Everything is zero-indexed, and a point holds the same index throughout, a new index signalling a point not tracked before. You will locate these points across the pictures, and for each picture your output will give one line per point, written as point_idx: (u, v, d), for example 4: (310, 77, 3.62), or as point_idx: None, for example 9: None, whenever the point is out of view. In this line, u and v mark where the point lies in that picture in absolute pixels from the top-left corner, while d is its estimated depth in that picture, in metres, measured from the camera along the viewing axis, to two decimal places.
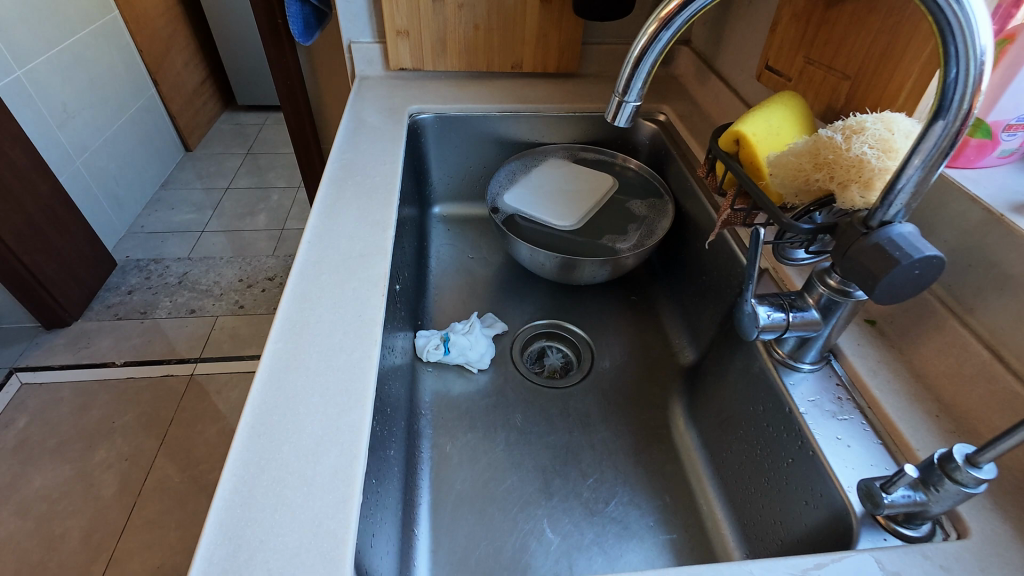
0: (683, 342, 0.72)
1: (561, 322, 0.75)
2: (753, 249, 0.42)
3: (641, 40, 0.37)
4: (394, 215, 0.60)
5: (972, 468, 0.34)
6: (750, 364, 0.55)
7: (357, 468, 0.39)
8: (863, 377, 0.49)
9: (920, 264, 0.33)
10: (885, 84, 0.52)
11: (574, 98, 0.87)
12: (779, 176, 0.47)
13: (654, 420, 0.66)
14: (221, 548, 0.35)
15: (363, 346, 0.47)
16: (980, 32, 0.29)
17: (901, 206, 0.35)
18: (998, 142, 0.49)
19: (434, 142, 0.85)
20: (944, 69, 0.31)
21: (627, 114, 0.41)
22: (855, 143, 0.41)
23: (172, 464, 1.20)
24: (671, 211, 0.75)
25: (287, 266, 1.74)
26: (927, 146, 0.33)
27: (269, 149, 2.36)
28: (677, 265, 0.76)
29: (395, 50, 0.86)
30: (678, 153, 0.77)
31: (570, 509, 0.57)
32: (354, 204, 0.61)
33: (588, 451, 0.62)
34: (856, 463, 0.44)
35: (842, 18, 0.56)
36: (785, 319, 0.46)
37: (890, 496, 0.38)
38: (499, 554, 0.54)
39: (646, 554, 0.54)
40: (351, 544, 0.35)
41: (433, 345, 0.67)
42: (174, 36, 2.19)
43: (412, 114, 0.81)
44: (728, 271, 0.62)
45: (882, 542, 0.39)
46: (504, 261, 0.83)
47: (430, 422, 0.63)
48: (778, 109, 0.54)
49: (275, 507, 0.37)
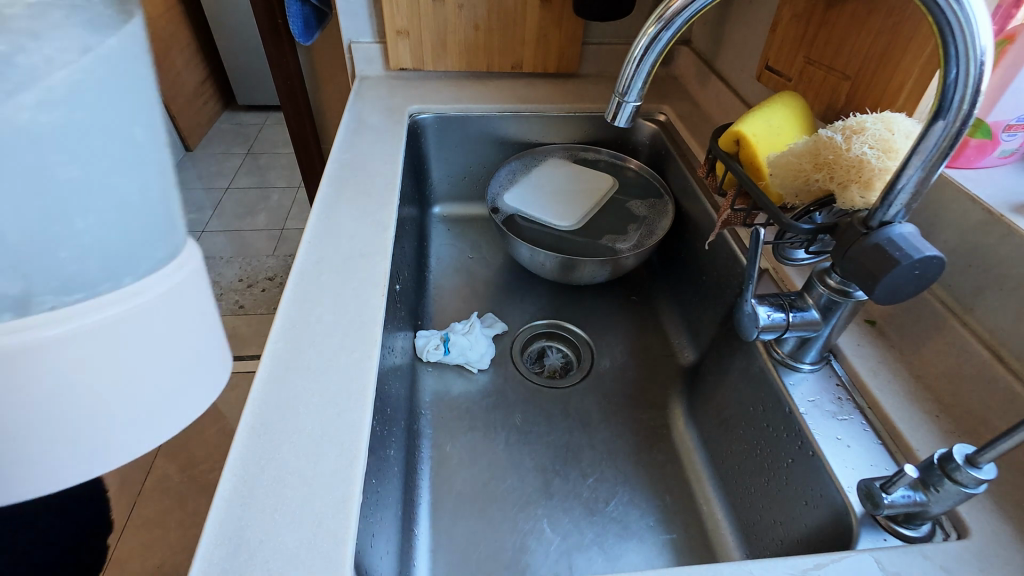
0: (683, 342, 0.71)
1: (561, 322, 0.75)
2: (753, 249, 0.42)
3: (644, 38, 0.37)
4: (393, 215, 0.60)
5: (972, 468, 0.34)
6: (749, 364, 0.55)
7: (357, 468, 0.39)
8: (863, 377, 0.49)
9: (921, 264, 0.33)
10: (886, 84, 0.52)
11: (574, 98, 0.87)
12: (779, 176, 0.47)
13: (654, 420, 0.66)
14: (222, 549, 0.35)
15: (364, 346, 0.47)
16: (980, 32, 0.29)
17: (901, 206, 0.35)
18: (998, 142, 0.49)
19: (434, 142, 0.85)
20: (944, 69, 0.31)
21: (627, 114, 0.41)
22: (855, 144, 0.41)
23: (172, 464, 1.20)
24: (671, 211, 0.75)
25: (287, 267, 1.74)
26: (927, 146, 0.33)
27: (269, 149, 2.36)
28: (677, 264, 0.75)
29: (395, 50, 0.86)
30: (678, 154, 0.77)
31: (570, 509, 0.57)
32: (354, 204, 0.61)
33: (588, 451, 0.62)
34: (856, 463, 0.44)
35: (842, 19, 0.56)
36: (785, 319, 0.46)
37: (890, 496, 0.38)
38: (499, 554, 0.54)
39: (646, 554, 0.54)
40: (351, 544, 0.35)
41: (433, 345, 0.67)
42: (174, 36, 2.19)
43: (412, 114, 0.81)
44: (728, 271, 0.62)
45: (882, 542, 0.39)
46: (504, 262, 0.83)
47: (430, 422, 0.63)
48: (779, 110, 0.54)
49: (275, 507, 0.37)
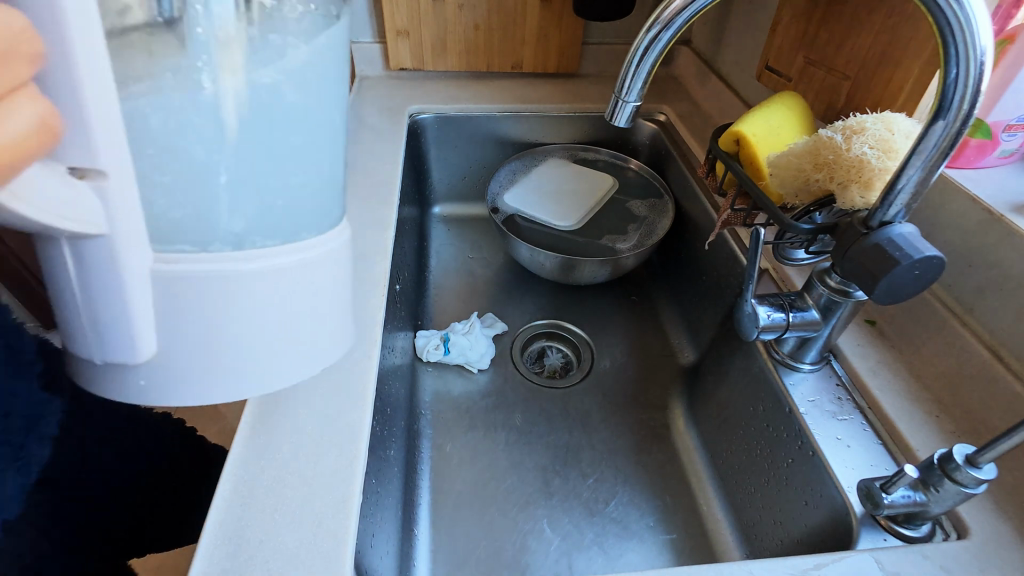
0: (683, 341, 0.71)
1: (561, 322, 0.75)
2: (753, 249, 0.42)
3: (643, 38, 0.37)
4: (394, 215, 0.60)
5: (972, 467, 0.34)
6: (749, 364, 0.55)
7: (357, 468, 0.39)
8: (863, 377, 0.49)
9: (920, 263, 0.33)
10: (886, 84, 0.52)
11: (574, 98, 0.87)
12: (779, 176, 0.47)
13: (654, 420, 0.66)
14: (221, 549, 0.35)
15: (364, 347, 0.47)
16: (979, 32, 0.29)
17: (901, 205, 0.35)
18: (998, 143, 0.49)
19: (434, 143, 0.85)
20: (944, 69, 0.31)
21: (627, 114, 0.41)
22: (855, 144, 0.41)
23: None
24: (670, 211, 0.75)
25: None
26: (927, 146, 0.33)
27: None
28: (677, 264, 0.75)
29: (395, 50, 0.86)
30: (678, 154, 0.77)
31: (570, 509, 0.57)
32: (355, 205, 0.61)
33: (588, 451, 0.62)
34: (856, 463, 0.44)
35: (842, 19, 0.56)
36: (785, 319, 0.46)
37: (890, 496, 0.38)
38: (499, 554, 0.54)
39: (646, 554, 0.55)
40: (352, 544, 0.35)
41: (433, 345, 0.67)
42: None
43: (412, 114, 0.81)
44: (728, 271, 0.62)
45: (882, 542, 0.39)
46: (504, 262, 0.83)
47: (430, 422, 0.63)
48: (779, 110, 0.55)
49: (275, 507, 0.37)
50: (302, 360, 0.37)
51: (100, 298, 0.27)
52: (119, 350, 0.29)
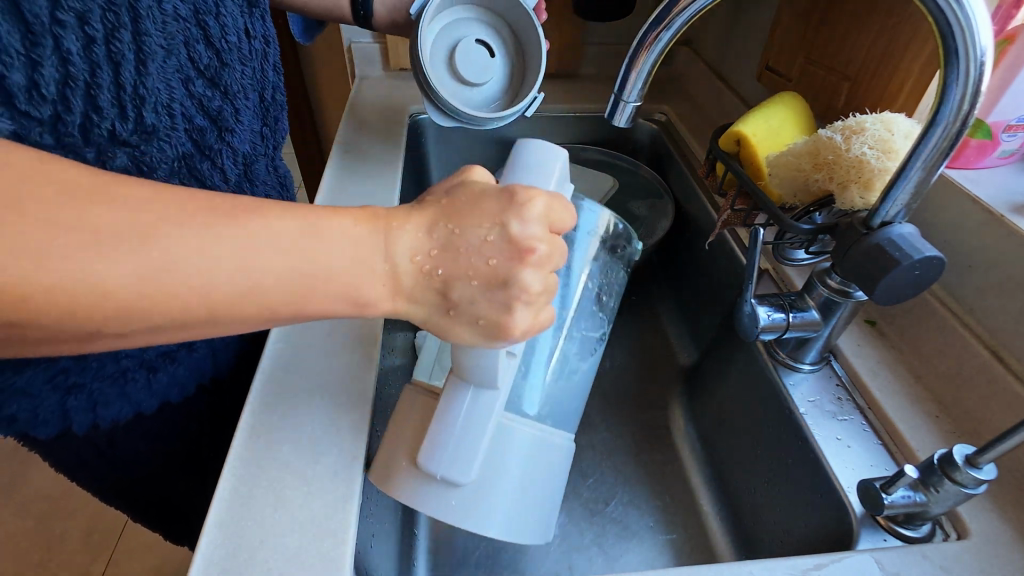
0: (683, 343, 0.71)
1: None
2: (752, 249, 0.42)
3: (642, 38, 0.37)
4: (399, 180, 0.63)
5: (972, 468, 0.35)
6: (749, 364, 0.55)
7: (357, 467, 0.39)
8: (863, 377, 0.49)
9: (921, 264, 0.33)
10: (886, 84, 0.52)
11: (575, 98, 0.86)
12: (779, 176, 0.47)
13: (653, 421, 0.66)
14: (220, 548, 0.35)
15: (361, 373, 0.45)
16: (980, 32, 0.29)
17: (901, 205, 0.35)
18: (998, 143, 0.49)
19: (434, 142, 0.80)
20: (943, 70, 0.31)
21: (627, 114, 0.41)
22: (855, 144, 0.41)
23: None
24: (670, 211, 0.75)
25: None
26: (926, 146, 0.33)
27: None
28: (676, 265, 0.75)
29: (395, 49, 0.82)
30: (679, 154, 0.77)
31: (570, 509, 0.57)
32: (364, 169, 0.63)
33: (588, 451, 0.62)
34: (856, 464, 0.44)
35: (843, 18, 0.56)
36: (785, 319, 0.46)
37: (890, 496, 0.38)
38: (499, 554, 0.54)
39: (646, 555, 0.55)
40: (351, 543, 0.36)
41: None
42: None
43: (412, 114, 0.77)
44: (729, 272, 0.63)
45: (882, 543, 0.39)
46: None
47: None
48: (779, 110, 0.55)
49: (275, 505, 0.37)
50: (529, 535, 0.39)
51: (469, 427, 0.34)
52: (448, 468, 0.34)
